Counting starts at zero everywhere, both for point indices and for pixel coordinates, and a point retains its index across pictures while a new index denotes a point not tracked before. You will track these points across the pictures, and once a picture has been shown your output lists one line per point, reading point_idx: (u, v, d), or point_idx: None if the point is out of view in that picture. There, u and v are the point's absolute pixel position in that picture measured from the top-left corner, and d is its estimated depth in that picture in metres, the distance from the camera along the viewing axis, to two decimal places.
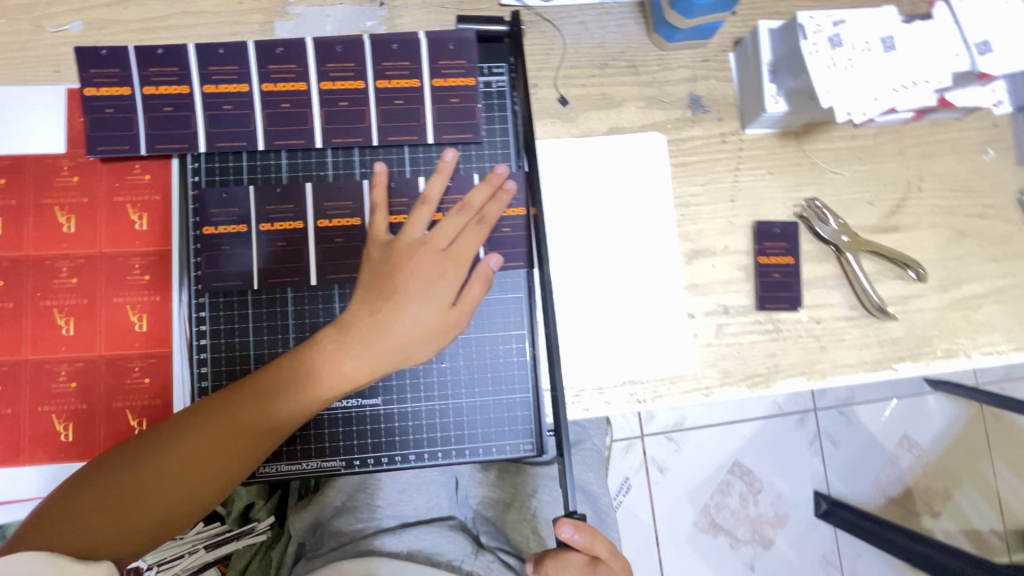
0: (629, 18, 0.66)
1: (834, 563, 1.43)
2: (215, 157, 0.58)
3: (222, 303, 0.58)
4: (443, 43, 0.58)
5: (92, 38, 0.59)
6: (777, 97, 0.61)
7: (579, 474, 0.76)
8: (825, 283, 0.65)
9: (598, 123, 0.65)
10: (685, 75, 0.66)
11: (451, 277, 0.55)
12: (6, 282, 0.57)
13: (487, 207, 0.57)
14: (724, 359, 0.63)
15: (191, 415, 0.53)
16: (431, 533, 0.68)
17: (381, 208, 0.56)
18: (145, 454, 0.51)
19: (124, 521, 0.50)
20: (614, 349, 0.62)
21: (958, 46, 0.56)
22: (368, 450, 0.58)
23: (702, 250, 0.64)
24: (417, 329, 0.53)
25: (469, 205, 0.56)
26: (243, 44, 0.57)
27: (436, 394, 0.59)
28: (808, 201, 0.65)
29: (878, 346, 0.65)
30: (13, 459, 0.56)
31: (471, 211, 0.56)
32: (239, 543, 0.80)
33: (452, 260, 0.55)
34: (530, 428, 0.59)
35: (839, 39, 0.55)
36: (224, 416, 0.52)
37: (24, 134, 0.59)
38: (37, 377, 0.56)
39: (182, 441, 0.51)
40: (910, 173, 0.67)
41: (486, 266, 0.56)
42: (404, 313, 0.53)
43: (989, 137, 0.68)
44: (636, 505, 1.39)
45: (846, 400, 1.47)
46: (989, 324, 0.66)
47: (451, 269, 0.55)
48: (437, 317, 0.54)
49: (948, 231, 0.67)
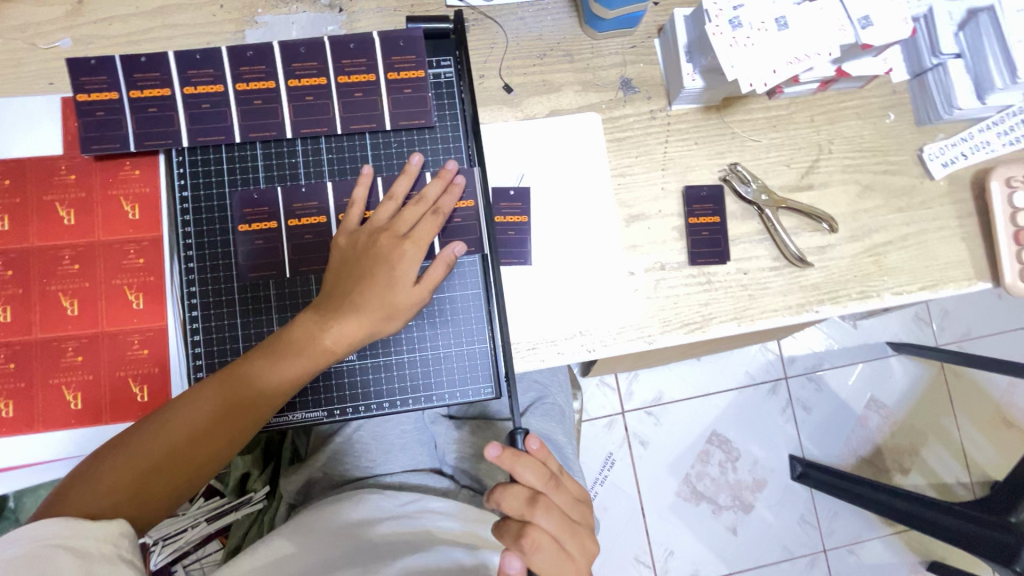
0: (564, 13, 0.74)
1: (813, 523, 1.45)
2: (197, 151, 0.65)
3: (210, 278, 0.64)
4: (394, 42, 0.66)
5: (81, 53, 0.66)
6: (693, 75, 0.69)
7: (542, 426, 0.83)
8: (750, 238, 0.73)
9: (540, 107, 0.73)
10: (616, 61, 0.74)
11: (411, 257, 0.61)
12: (14, 271, 0.64)
13: (441, 200, 0.64)
14: (664, 309, 0.71)
15: (191, 390, 0.59)
16: (420, 474, 0.78)
17: (358, 203, 0.63)
18: (153, 428, 0.57)
19: (143, 488, 0.55)
20: (563, 303, 0.70)
21: (843, 21, 0.64)
22: (347, 401, 0.66)
23: (638, 214, 0.72)
24: (386, 305, 0.60)
25: (425, 199, 0.64)
26: (217, 50, 0.64)
27: (405, 347, 0.67)
28: (730, 165, 0.73)
29: (801, 291, 0.73)
30: (29, 428, 0.63)
31: (427, 204, 0.64)
32: (238, 513, 0.90)
33: (412, 242, 0.61)
34: (488, 374, 0.68)
35: (738, 20, 0.64)
36: (225, 392, 0.58)
37: (24, 139, 0.65)
38: (47, 354, 0.64)
39: (189, 413, 0.57)
40: (821, 137, 0.76)
41: (448, 252, 0.63)
42: (374, 291, 0.60)
43: (889, 102, 0.77)
44: (620, 478, 1.43)
45: (814, 365, 1.50)
46: (897, 268, 0.74)
47: (411, 251, 0.61)
48: (404, 295, 0.61)
49: (856, 187, 0.75)
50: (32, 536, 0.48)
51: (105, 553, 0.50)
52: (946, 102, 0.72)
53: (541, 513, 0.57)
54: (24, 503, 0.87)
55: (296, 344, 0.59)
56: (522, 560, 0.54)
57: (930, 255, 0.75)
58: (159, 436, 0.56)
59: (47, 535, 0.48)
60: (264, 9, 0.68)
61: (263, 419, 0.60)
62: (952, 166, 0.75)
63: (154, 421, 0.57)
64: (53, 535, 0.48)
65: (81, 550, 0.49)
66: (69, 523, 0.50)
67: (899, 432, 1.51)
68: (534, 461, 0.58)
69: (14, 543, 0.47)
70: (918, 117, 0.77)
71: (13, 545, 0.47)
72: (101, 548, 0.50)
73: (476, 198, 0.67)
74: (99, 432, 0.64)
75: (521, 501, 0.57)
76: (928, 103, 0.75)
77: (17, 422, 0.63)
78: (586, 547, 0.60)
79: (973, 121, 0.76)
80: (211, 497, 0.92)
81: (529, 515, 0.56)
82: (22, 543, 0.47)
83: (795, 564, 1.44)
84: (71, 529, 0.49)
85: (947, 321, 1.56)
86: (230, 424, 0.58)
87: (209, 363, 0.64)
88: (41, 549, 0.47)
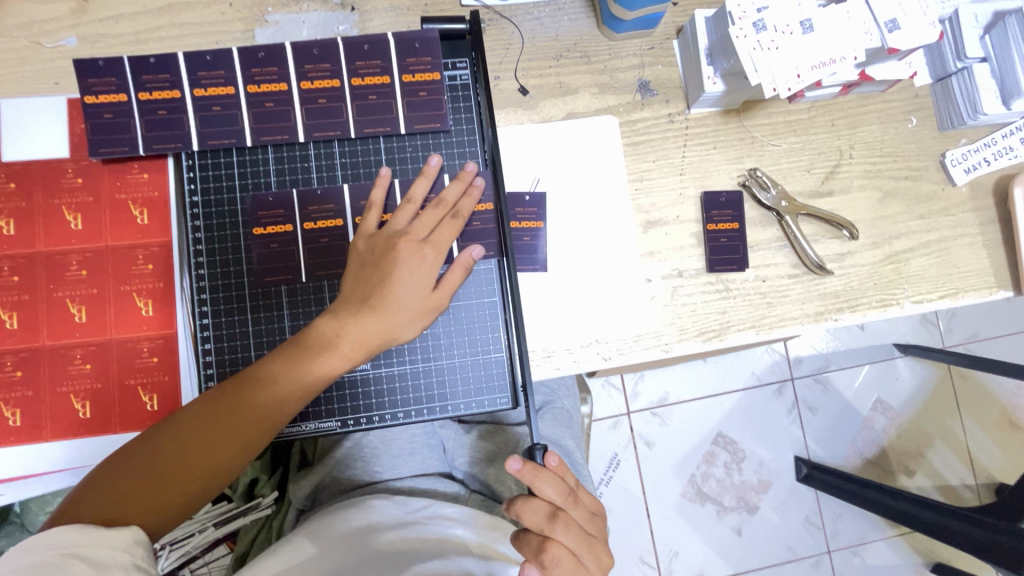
0: (581, 13, 0.72)
1: (818, 524, 1.45)
2: (207, 154, 0.64)
3: (221, 285, 0.63)
4: (409, 43, 0.65)
5: (88, 52, 0.65)
6: (714, 78, 0.68)
7: (553, 431, 0.83)
8: (769, 245, 0.72)
9: (556, 110, 0.71)
10: (634, 63, 0.72)
11: (431, 262, 0.60)
12: (20, 277, 0.63)
13: (461, 203, 0.63)
14: (681, 317, 0.70)
15: (204, 396, 0.58)
16: (429, 479, 0.77)
17: (376, 206, 0.62)
18: (166, 434, 0.56)
19: (153, 496, 0.54)
20: (579, 311, 0.69)
21: (870, 24, 0.62)
22: (360, 411, 0.65)
23: (656, 220, 0.71)
24: (405, 311, 0.59)
25: (444, 201, 0.62)
26: (228, 51, 0.62)
27: (419, 356, 0.66)
28: (750, 170, 0.72)
29: (820, 299, 0.72)
30: (36, 436, 0.62)
31: (446, 207, 0.62)
32: (247, 517, 0.89)
33: (431, 247, 0.60)
34: (504, 383, 0.67)
35: (763, 23, 0.62)
36: (237, 398, 0.57)
37: (30, 141, 0.64)
38: (55, 362, 0.62)
39: (201, 420, 0.56)
40: (842, 142, 0.74)
41: (468, 256, 0.62)
42: (392, 297, 0.58)
43: (912, 106, 0.75)
44: (626, 480, 1.42)
45: (822, 367, 1.50)
46: (917, 276, 0.73)
47: (430, 255, 0.60)
48: (424, 300, 0.60)
49: (877, 193, 0.74)
50: (49, 545, 0.47)
51: (120, 562, 0.49)
52: (971, 108, 0.71)
53: (560, 529, 0.56)
54: (30, 509, 0.86)
55: (310, 349, 0.57)
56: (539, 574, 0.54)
57: (951, 263, 0.74)
58: (173, 443, 0.56)
59: (65, 543, 0.48)
60: (275, 8, 0.67)
61: (275, 427, 0.59)
62: (975, 173, 0.74)
63: (166, 427, 0.57)
64: (70, 543, 0.48)
65: (96, 559, 0.48)
66: (84, 530, 0.49)
67: (906, 434, 1.51)
68: (554, 476, 0.57)
69: (31, 552, 0.46)
70: (941, 122, 0.75)
71: (30, 555, 0.46)
72: (117, 557, 0.49)
73: (494, 203, 0.65)
74: (108, 441, 0.62)
75: (542, 516, 0.56)
76: (952, 109, 0.74)
77: (25, 430, 0.62)
78: (602, 561, 0.59)
79: (997, 126, 0.74)
80: (219, 501, 0.92)
81: (549, 531, 0.56)
82: (39, 552, 0.47)
83: (800, 565, 1.43)
84: (86, 538, 0.49)
85: (956, 324, 1.55)
86: (241, 431, 0.57)
87: (220, 371, 0.62)
88: (57, 558, 0.47)
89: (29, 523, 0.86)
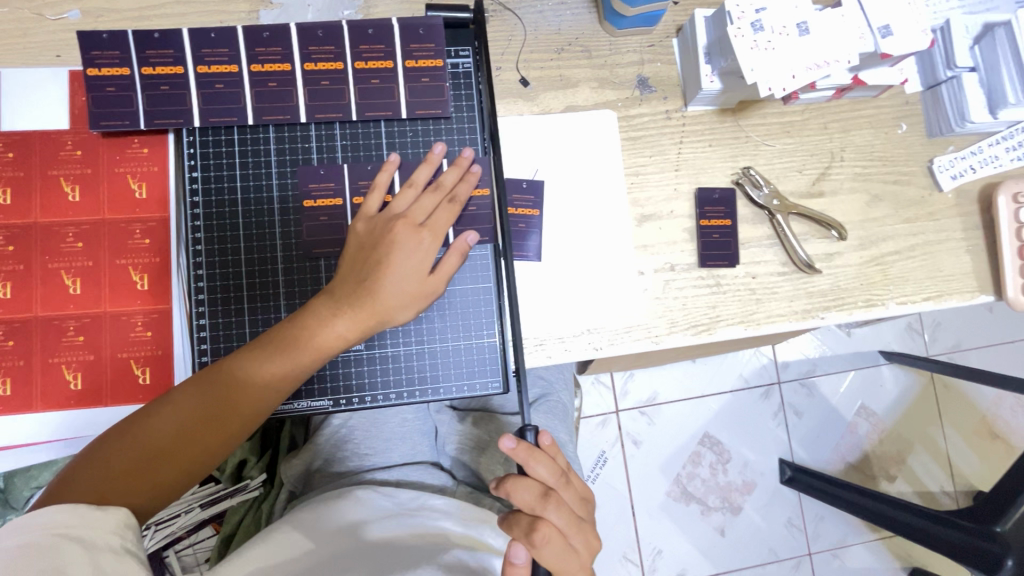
0: (583, 8, 0.73)
1: (799, 526, 1.47)
2: (209, 131, 0.64)
3: (218, 260, 0.63)
4: (413, 29, 0.65)
5: (91, 25, 0.65)
6: (711, 76, 0.69)
7: (546, 421, 0.84)
8: (759, 242, 0.73)
9: (556, 102, 0.72)
10: (634, 59, 0.73)
11: (428, 247, 0.61)
12: (16, 246, 0.63)
13: (458, 188, 0.63)
14: (671, 310, 0.71)
15: (193, 377, 0.58)
16: (418, 469, 0.77)
17: (380, 188, 0.63)
18: (159, 416, 0.56)
19: (145, 476, 0.54)
20: (571, 300, 0.70)
21: (863, 30, 0.64)
22: (353, 391, 0.66)
23: (650, 214, 0.72)
24: (401, 294, 0.59)
25: (442, 186, 0.63)
26: (232, 29, 0.63)
27: (413, 339, 0.67)
28: (744, 169, 0.73)
29: (807, 297, 0.73)
30: (25, 407, 0.62)
31: (444, 192, 0.63)
32: (233, 500, 0.89)
33: (428, 232, 0.61)
34: (496, 367, 0.68)
35: (760, 24, 0.63)
36: (230, 381, 0.57)
37: (30, 112, 0.64)
38: (48, 333, 0.63)
39: (192, 401, 0.56)
40: (833, 145, 0.76)
41: (463, 241, 0.63)
42: (389, 280, 0.59)
43: (902, 113, 0.77)
44: (613, 478, 1.43)
45: (807, 371, 1.52)
46: (903, 278, 0.75)
47: (427, 240, 0.61)
48: (417, 285, 0.60)
49: (866, 196, 0.76)
50: (39, 524, 0.47)
51: (112, 545, 0.49)
52: (959, 116, 0.72)
53: (552, 509, 0.57)
54: (15, 485, 0.84)
55: (305, 331, 0.57)
56: (528, 551, 0.56)
57: (935, 266, 0.76)
58: (170, 418, 0.56)
59: (56, 524, 0.47)
60: None
61: (267, 408, 0.59)
62: (961, 179, 0.76)
63: (157, 408, 0.56)
64: (61, 523, 0.47)
65: (89, 541, 0.48)
66: (75, 511, 0.49)
67: (887, 440, 1.53)
68: (547, 456, 0.58)
69: (21, 531, 0.46)
70: (930, 129, 0.77)
71: (22, 533, 0.46)
72: (109, 540, 0.49)
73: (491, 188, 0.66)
74: (98, 414, 0.63)
75: (534, 495, 0.57)
76: (941, 116, 0.75)
77: (16, 400, 0.62)
78: (590, 544, 0.60)
79: (983, 135, 0.77)
80: (206, 483, 0.92)
81: (540, 510, 0.57)
82: (31, 531, 0.46)
83: (781, 566, 1.45)
84: (78, 519, 0.48)
85: (940, 332, 1.57)
86: (234, 412, 0.57)
87: (214, 348, 0.63)
88: (49, 539, 0.46)
89: (13, 499, 0.85)
